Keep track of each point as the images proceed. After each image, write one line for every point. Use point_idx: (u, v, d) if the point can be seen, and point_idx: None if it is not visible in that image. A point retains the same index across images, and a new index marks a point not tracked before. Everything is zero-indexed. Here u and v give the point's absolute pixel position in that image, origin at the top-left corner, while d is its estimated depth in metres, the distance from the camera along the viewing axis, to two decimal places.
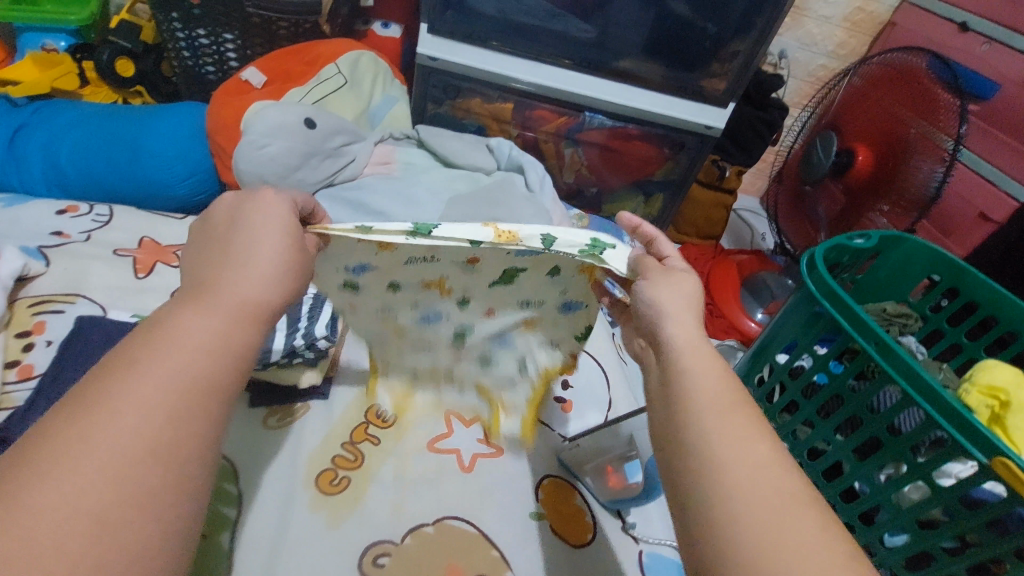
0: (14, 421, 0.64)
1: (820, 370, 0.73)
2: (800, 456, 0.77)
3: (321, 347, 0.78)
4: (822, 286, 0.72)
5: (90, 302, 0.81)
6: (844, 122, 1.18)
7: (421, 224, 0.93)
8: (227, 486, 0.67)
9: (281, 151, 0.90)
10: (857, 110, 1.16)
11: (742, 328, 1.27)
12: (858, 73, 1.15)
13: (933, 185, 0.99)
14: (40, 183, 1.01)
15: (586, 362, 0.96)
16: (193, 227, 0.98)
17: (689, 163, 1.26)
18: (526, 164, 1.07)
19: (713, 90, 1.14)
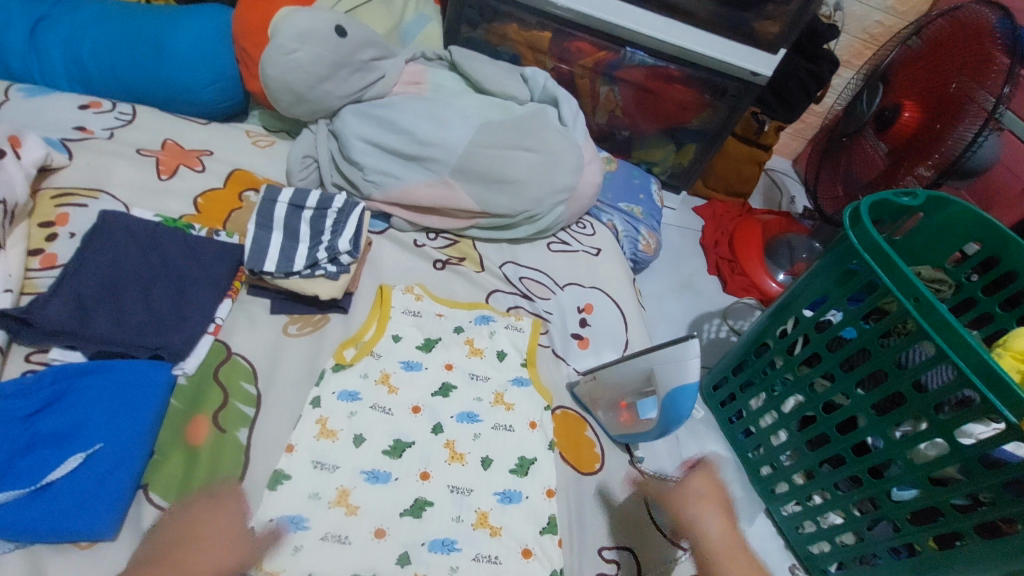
0: (37, 305, 0.63)
1: (850, 324, 0.72)
2: (816, 409, 0.77)
3: (343, 262, 0.77)
4: (865, 239, 0.70)
5: (113, 199, 0.80)
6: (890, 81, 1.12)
7: (449, 148, 0.90)
8: (245, 387, 0.69)
9: (310, 59, 0.86)
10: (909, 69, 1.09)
11: (763, 288, 1.23)
12: (917, 32, 1.08)
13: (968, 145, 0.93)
14: (62, 78, 0.98)
15: (605, 303, 0.95)
16: (215, 133, 0.95)
17: (728, 112, 1.20)
18: (561, 96, 1.02)
19: (765, 33, 1.08)
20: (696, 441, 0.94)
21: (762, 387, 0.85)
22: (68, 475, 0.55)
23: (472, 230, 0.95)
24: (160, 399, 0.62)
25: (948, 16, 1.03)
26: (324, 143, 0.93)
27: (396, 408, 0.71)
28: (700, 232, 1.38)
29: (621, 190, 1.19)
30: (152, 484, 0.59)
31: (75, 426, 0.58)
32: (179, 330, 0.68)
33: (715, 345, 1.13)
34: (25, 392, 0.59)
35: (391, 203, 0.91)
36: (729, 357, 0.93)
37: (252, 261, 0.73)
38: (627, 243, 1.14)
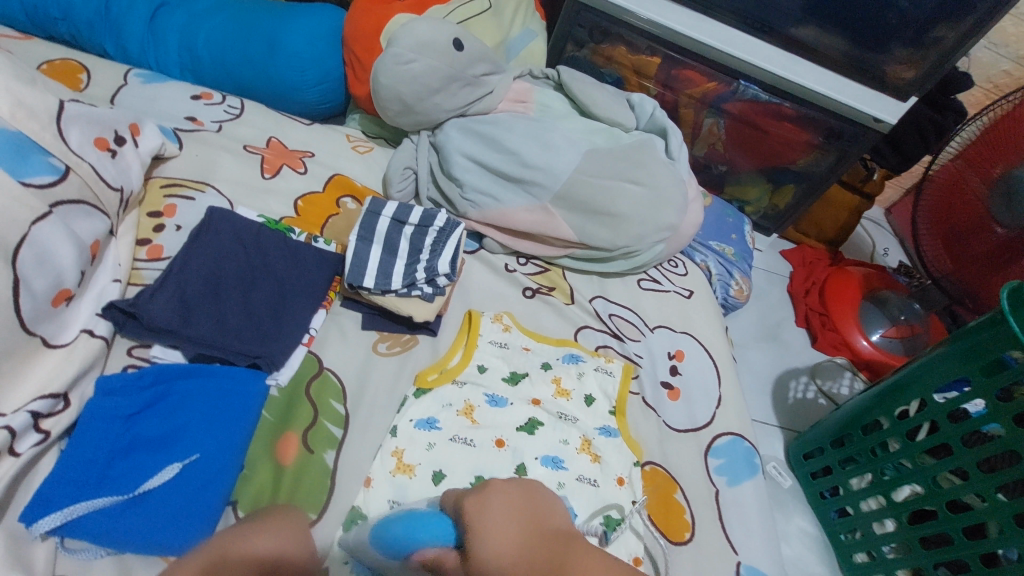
0: (143, 299, 0.62)
1: (995, 421, 0.65)
2: (936, 506, 0.70)
3: (440, 284, 0.75)
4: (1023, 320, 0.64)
5: (218, 194, 0.80)
6: (995, 139, 0.97)
7: (554, 173, 0.86)
8: (334, 406, 0.67)
9: (424, 71, 0.84)
10: None
11: (854, 347, 1.14)
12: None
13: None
14: (176, 67, 1.00)
15: (696, 351, 0.89)
16: (317, 135, 0.95)
17: (838, 159, 1.12)
18: (671, 128, 0.97)
19: (896, 78, 1.00)
20: (781, 513, 0.88)
21: (869, 468, 0.78)
22: (164, 485, 0.53)
23: (565, 259, 0.91)
24: (254, 412, 0.61)
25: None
26: (424, 155, 0.91)
27: (478, 440, 0.68)
28: (788, 279, 1.29)
29: (713, 228, 1.12)
30: (239, 501, 0.58)
31: (173, 433, 0.56)
32: (275, 340, 0.66)
33: (801, 407, 1.06)
34: (129, 392, 0.58)
35: (486, 224, 0.88)
36: (826, 428, 0.86)
37: (352, 275, 0.71)
38: (718, 287, 1.08)
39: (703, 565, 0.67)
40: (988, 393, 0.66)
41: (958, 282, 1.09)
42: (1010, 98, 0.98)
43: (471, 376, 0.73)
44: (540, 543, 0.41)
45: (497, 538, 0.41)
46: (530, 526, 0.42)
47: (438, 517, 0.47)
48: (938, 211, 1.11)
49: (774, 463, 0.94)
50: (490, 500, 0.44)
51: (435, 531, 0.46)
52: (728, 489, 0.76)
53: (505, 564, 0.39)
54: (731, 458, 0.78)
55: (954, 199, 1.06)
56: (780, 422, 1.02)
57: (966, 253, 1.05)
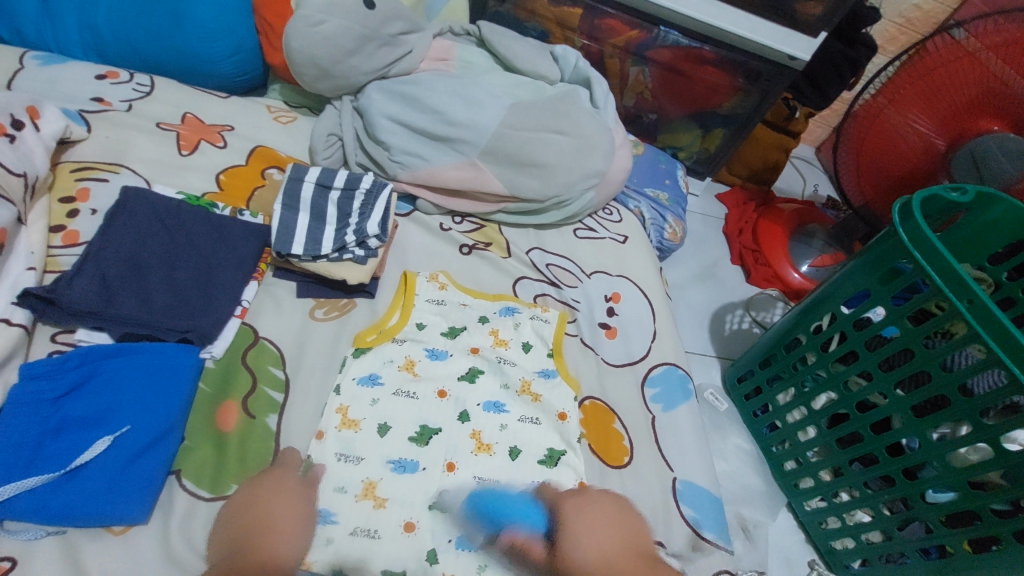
0: (61, 284, 0.61)
1: (892, 324, 0.71)
2: (849, 407, 0.76)
3: (371, 245, 0.75)
4: (922, 245, 0.68)
5: (134, 174, 0.78)
6: (935, 83, 0.98)
7: (479, 129, 0.87)
8: (273, 371, 0.68)
9: (337, 32, 0.82)
10: (941, 80, 0.97)
11: (785, 279, 1.20)
12: (965, 27, 0.92)
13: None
14: (76, 46, 0.94)
15: (632, 292, 0.93)
16: (236, 107, 0.92)
17: (760, 99, 1.16)
18: (593, 77, 0.98)
19: (805, 15, 1.03)
20: (718, 433, 0.94)
21: (792, 382, 0.84)
22: (98, 458, 0.54)
23: (499, 215, 0.92)
24: (189, 385, 0.62)
25: (1005, 13, 0.87)
26: (348, 120, 0.90)
27: (421, 392, 0.70)
28: (723, 221, 1.35)
29: (647, 175, 1.15)
30: (182, 470, 0.59)
31: (104, 411, 0.56)
32: (206, 313, 0.66)
33: (737, 337, 1.12)
34: (53, 374, 0.57)
35: (416, 184, 0.88)
36: (757, 350, 0.92)
37: (280, 244, 0.71)
38: (653, 231, 1.12)
39: (643, 485, 0.73)
40: (886, 300, 0.72)
41: (875, 206, 1.16)
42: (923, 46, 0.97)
43: (411, 334, 0.75)
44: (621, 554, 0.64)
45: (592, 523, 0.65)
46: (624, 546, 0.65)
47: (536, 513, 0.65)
48: (861, 146, 1.12)
49: (711, 389, 0.99)
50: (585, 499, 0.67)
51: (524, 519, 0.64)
52: (666, 414, 0.81)
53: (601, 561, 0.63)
54: (667, 385, 0.83)
55: (882, 135, 1.08)
56: (717, 353, 1.08)
57: (886, 179, 1.12)
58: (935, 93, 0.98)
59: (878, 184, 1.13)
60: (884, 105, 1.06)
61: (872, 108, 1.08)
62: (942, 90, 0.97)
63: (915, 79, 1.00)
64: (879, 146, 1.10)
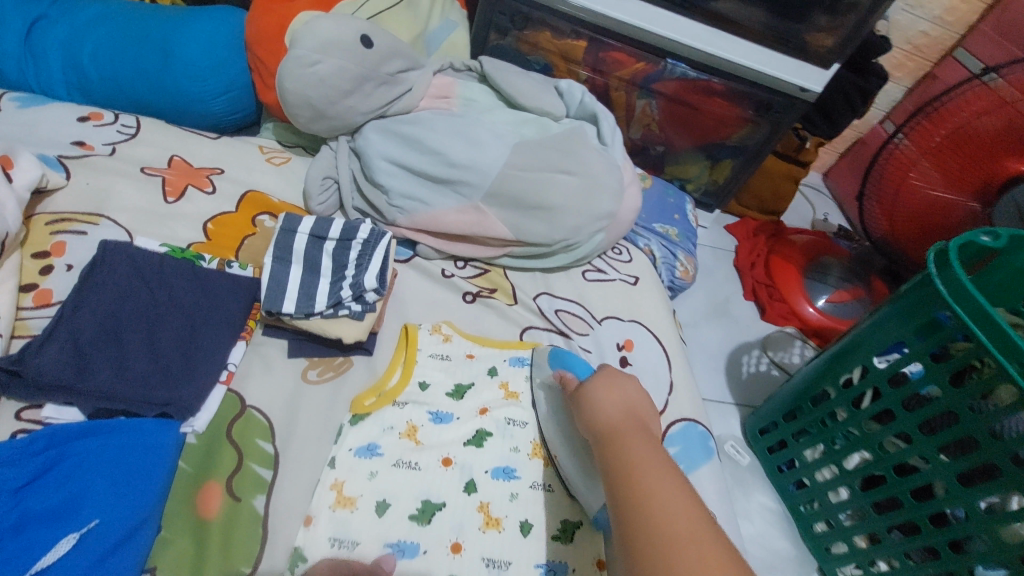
0: (29, 352, 0.56)
1: (931, 382, 0.66)
2: (885, 470, 0.70)
3: (369, 300, 0.70)
4: (969, 306, 0.62)
5: (114, 225, 0.73)
6: (968, 130, 0.94)
7: (482, 171, 0.82)
8: (261, 445, 0.62)
9: (333, 72, 0.78)
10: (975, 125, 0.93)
11: (802, 315, 1.16)
12: (999, 72, 0.90)
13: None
14: (60, 86, 0.90)
15: (646, 339, 0.87)
16: (227, 149, 0.88)
17: (771, 130, 1.13)
18: (601, 112, 0.94)
19: (817, 46, 1.00)
20: (742, 490, 0.89)
21: (820, 438, 0.79)
22: (62, 559, 0.48)
23: (504, 259, 0.87)
24: (168, 463, 0.56)
25: None
26: (345, 161, 0.86)
27: (424, 462, 0.64)
28: (734, 254, 1.30)
29: (655, 210, 1.11)
30: (158, 566, 0.53)
31: (70, 501, 0.51)
32: (188, 381, 0.61)
33: (755, 380, 1.07)
34: (15, 461, 0.52)
35: (417, 229, 0.84)
36: (779, 401, 0.87)
37: (270, 302, 0.66)
38: (664, 270, 1.07)
39: None
40: (923, 355, 0.67)
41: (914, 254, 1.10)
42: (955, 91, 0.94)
43: (412, 396, 0.69)
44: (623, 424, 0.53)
45: (607, 398, 0.56)
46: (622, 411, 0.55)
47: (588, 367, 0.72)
48: (892, 196, 1.08)
49: (732, 441, 0.95)
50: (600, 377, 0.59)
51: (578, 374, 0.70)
52: (688, 477, 0.75)
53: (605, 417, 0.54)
54: (687, 443, 0.78)
55: (914, 184, 1.04)
56: (735, 399, 1.03)
57: (921, 228, 1.06)
58: (971, 140, 0.95)
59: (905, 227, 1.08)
60: (914, 154, 1.01)
61: (901, 158, 1.03)
62: (976, 137, 0.94)
63: (945, 123, 0.97)
64: (911, 196, 1.05)
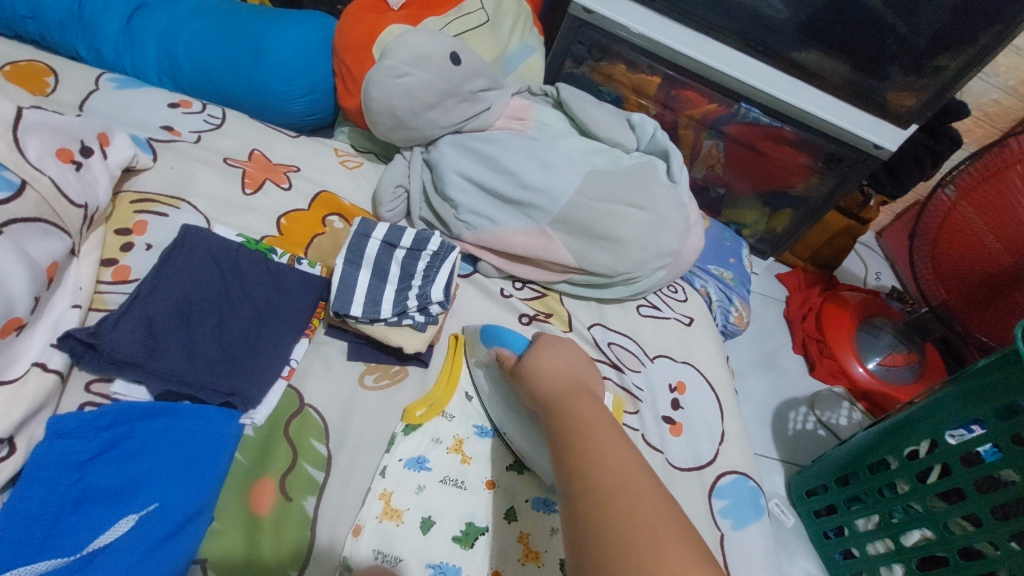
0: (105, 327, 0.56)
1: (1005, 467, 0.63)
2: (949, 552, 0.67)
3: (433, 312, 0.70)
4: None
5: (194, 211, 0.74)
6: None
7: (553, 196, 0.82)
8: (316, 446, 0.61)
9: (420, 85, 0.80)
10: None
11: (851, 374, 1.13)
12: None
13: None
14: (153, 71, 0.94)
15: (698, 382, 0.85)
16: (305, 148, 0.90)
17: (837, 184, 1.10)
18: (672, 150, 0.94)
19: (898, 107, 0.99)
20: (784, 553, 0.85)
21: (875, 509, 0.75)
22: (119, 540, 0.48)
23: (563, 284, 0.87)
24: (225, 457, 0.56)
25: None
26: (417, 173, 0.87)
27: (470, 481, 0.64)
28: (783, 304, 1.27)
29: (711, 251, 1.09)
30: (207, 560, 0.52)
31: (132, 482, 0.51)
32: (252, 374, 0.61)
33: (801, 438, 1.04)
34: (83, 434, 0.52)
35: (481, 246, 0.84)
36: (830, 463, 0.84)
37: (339, 303, 0.66)
38: (718, 313, 1.05)
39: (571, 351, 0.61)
40: (999, 439, 0.64)
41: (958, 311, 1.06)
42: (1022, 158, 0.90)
43: (461, 412, 0.68)
44: (566, 390, 0.55)
45: (545, 361, 0.58)
46: (566, 377, 0.57)
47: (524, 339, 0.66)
48: (944, 253, 1.05)
49: (776, 500, 0.92)
50: (551, 346, 0.61)
51: None
52: (736, 532, 0.73)
53: (539, 375, 0.57)
54: (737, 498, 0.75)
55: (966, 245, 1.01)
56: (780, 455, 1.00)
57: (965, 284, 1.03)
58: None
59: (966, 292, 1.03)
60: (962, 206, 1.00)
61: (954, 217, 1.02)
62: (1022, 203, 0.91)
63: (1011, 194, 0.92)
64: (958, 250, 1.03)
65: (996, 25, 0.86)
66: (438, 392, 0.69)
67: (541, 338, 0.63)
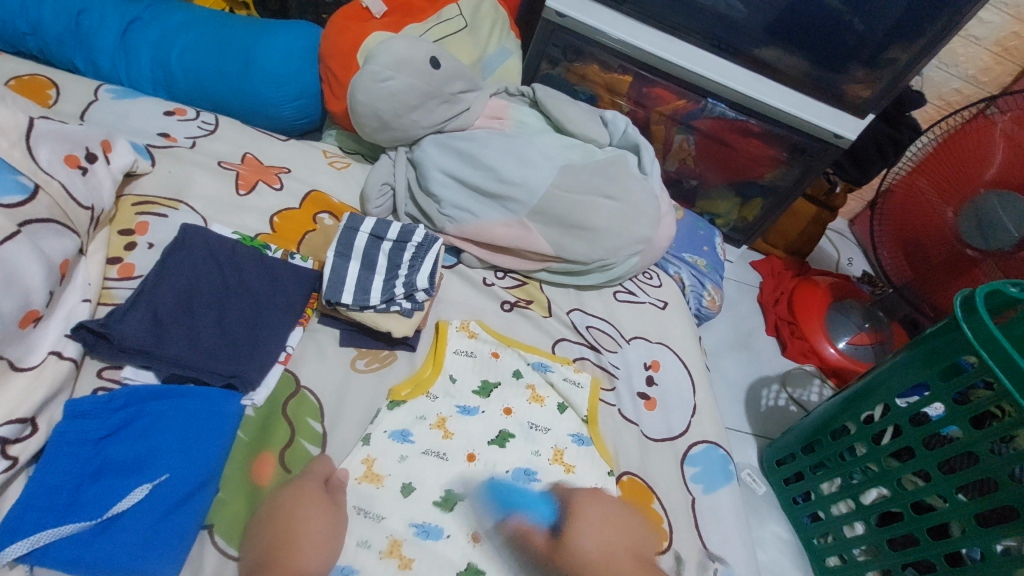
0: (114, 318, 0.61)
1: (950, 424, 0.68)
2: (903, 507, 0.72)
3: (419, 299, 0.75)
4: (998, 357, 0.64)
5: (192, 211, 0.79)
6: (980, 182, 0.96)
7: (530, 189, 0.88)
8: (312, 424, 0.66)
9: (402, 88, 0.85)
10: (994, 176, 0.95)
11: (821, 354, 1.19)
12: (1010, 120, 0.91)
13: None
14: (147, 81, 0.98)
15: (671, 361, 0.91)
16: (295, 150, 0.95)
17: (803, 173, 1.16)
18: (643, 144, 0.99)
19: (855, 97, 1.06)
20: (756, 519, 0.91)
21: (838, 473, 0.81)
22: (136, 506, 0.53)
23: (542, 273, 0.92)
24: (229, 433, 0.61)
25: None
26: (402, 171, 0.92)
27: (452, 454, 0.68)
28: (758, 290, 1.33)
29: (685, 240, 1.15)
30: (214, 525, 0.57)
31: (144, 455, 0.56)
32: (251, 358, 0.66)
33: (774, 414, 1.10)
34: (98, 414, 0.57)
35: (464, 239, 0.89)
36: (797, 434, 0.89)
37: (330, 292, 0.71)
38: (692, 298, 1.11)
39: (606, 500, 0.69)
40: (945, 397, 0.69)
41: (917, 288, 1.14)
42: (971, 138, 0.97)
43: (444, 394, 0.73)
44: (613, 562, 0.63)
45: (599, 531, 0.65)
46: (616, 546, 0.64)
47: (545, 503, 0.67)
48: (907, 233, 1.12)
49: (748, 470, 0.97)
50: (594, 500, 0.68)
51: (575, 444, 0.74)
52: (706, 496, 0.78)
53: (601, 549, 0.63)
54: (708, 465, 0.81)
55: (925, 225, 1.08)
56: (754, 430, 1.06)
57: (925, 262, 1.09)
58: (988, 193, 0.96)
59: (932, 266, 1.08)
60: (919, 183, 1.07)
61: (914, 197, 1.09)
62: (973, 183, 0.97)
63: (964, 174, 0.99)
64: (918, 230, 1.09)
65: (940, 19, 0.93)
66: (424, 373, 0.74)
67: (578, 496, 0.68)
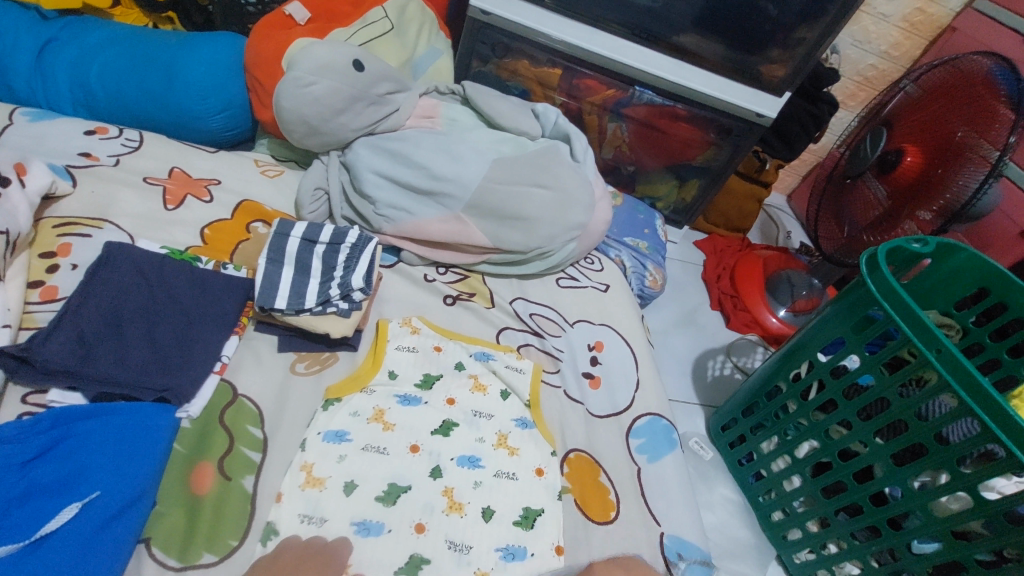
0: (36, 342, 0.60)
1: (866, 372, 0.73)
2: (831, 456, 0.76)
3: (355, 298, 0.76)
4: (899, 305, 0.69)
5: (117, 229, 0.78)
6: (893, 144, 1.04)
7: (463, 183, 0.89)
8: (251, 431, 0.66)
9: (327, 92, 0.85)
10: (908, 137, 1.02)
11: (763, 323, 1.24)
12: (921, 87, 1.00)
13: (974, 193, 0.88)
14: (67, 102, 0.96)
15: (614, 340, 0.94)
16: (225, 162, 0.94)
17: (732, 152, 1.21)
18: (573, 133, 1.02)
19: (770, 77, 1.10)
20: (705, 484, 0.94)
21: (774, 430, 0.85)
22: (66, 526, 0.52)
23: (483, 265, 0.94)
24: (163, 446, 0.60)
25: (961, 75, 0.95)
26: (336, 174, 0.93)
27: (392, 447, 0.68)
28: (701, 267, 1.39)
29: (626, 224, 1.19)
30: (152, 537, 0.57)
31: (75, 474, 0.55)
32: (184, 370, 0.65)
33: (720, 385, 1.14)
34: (22, 438, 0.55)
35: (402, 237, 0.90)
36: (738, 399, 0.93)
37: (263, 298, 0.71)
38: (634, 279, 1.14)
39: None
40: (859, 348, 0.74)
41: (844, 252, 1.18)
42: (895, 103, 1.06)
43: (382, 393, 0.73)
44: None
45: None
46: None
47: None
48: (838, 200, 1.18)
49: (695, 438, 1.01)
50: None
51: (519, 427, 0.76)
52: (651, 466, 0.81)
53: None
54: (652, 435, 0.84)
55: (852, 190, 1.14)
56: (701, 400, 1.10)
57: (852, 225, 1.15)
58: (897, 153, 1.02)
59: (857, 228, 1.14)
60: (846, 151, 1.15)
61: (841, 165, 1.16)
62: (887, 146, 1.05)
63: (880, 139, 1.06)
64: (847, 195, 1.15)
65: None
66: (364, 372, 0.74)
67: None
